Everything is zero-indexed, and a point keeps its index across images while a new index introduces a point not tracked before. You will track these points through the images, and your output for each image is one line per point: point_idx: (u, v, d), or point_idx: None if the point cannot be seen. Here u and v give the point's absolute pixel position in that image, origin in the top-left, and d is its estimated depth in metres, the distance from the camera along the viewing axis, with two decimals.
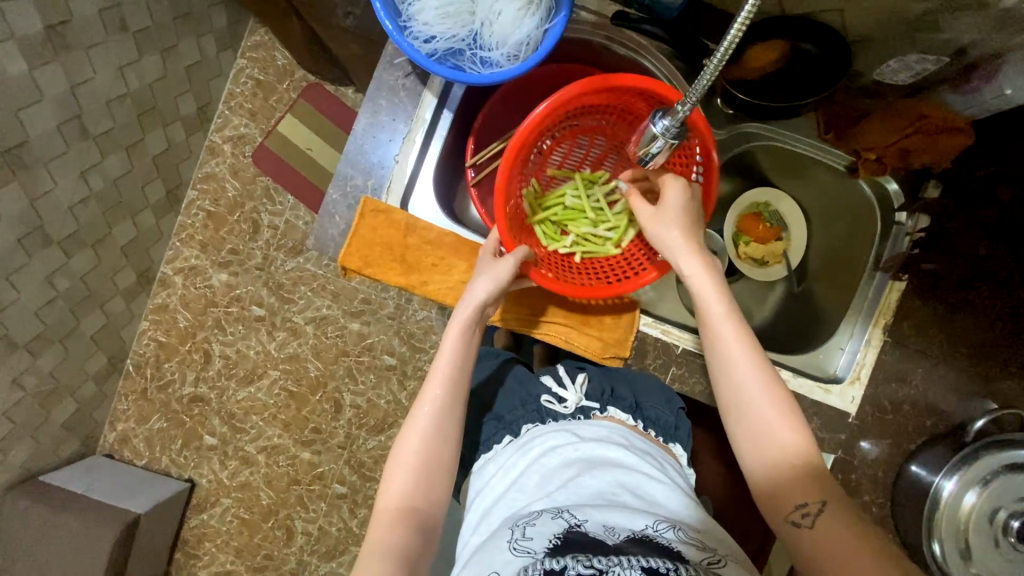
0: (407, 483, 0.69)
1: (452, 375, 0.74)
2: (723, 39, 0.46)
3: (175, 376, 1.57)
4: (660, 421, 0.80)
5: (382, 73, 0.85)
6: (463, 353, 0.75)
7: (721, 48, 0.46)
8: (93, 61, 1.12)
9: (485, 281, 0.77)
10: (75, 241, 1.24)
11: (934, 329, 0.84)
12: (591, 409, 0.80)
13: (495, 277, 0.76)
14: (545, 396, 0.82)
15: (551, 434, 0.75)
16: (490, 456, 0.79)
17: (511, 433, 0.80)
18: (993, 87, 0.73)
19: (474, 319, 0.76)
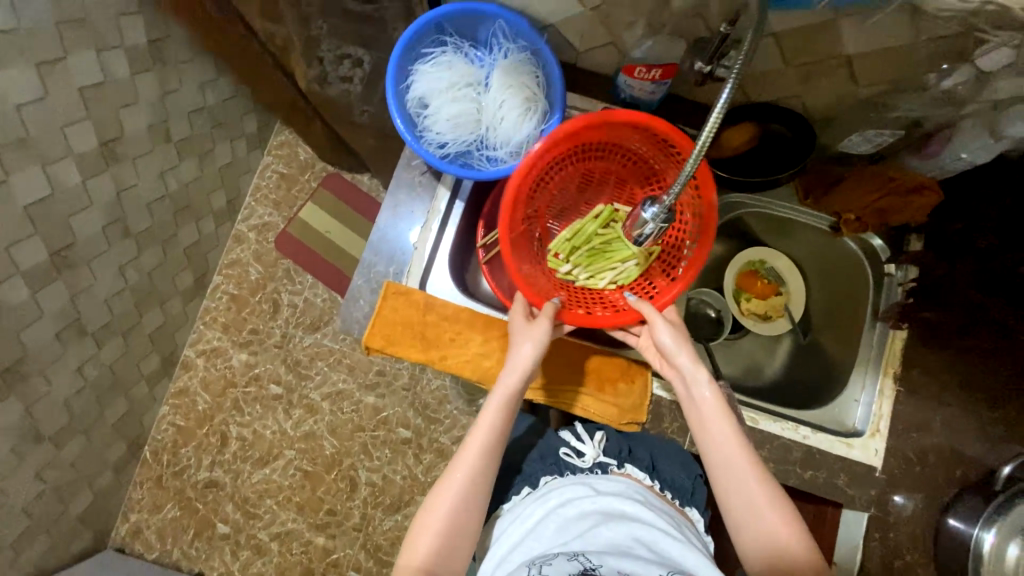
0: (431, 545, 0.69)
1: (488, 446, 0.73)
2: (702, 132, 0.55)
3: (191, 461, 1.57)
4: (679, 484, 0.81)
5: (401, 173, 0.95)
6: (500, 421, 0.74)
7: (701, 138, 0.55)
8: (139, 169, 1.26)
9: (527, 345, 0.76)
10: (107, 331, 1.32)
11: (947, 375, 0.85)
12: (609, 465, 0.81)
13: (536, 340, 0.76)
14: (564, 448, 0.84)
15: (569, 486, 0.76)
16: (509, 507, 0.80)
17: (529, 484, 0.81)
18: (950, 151, 0.79)
19: (519, 386, 0.76)
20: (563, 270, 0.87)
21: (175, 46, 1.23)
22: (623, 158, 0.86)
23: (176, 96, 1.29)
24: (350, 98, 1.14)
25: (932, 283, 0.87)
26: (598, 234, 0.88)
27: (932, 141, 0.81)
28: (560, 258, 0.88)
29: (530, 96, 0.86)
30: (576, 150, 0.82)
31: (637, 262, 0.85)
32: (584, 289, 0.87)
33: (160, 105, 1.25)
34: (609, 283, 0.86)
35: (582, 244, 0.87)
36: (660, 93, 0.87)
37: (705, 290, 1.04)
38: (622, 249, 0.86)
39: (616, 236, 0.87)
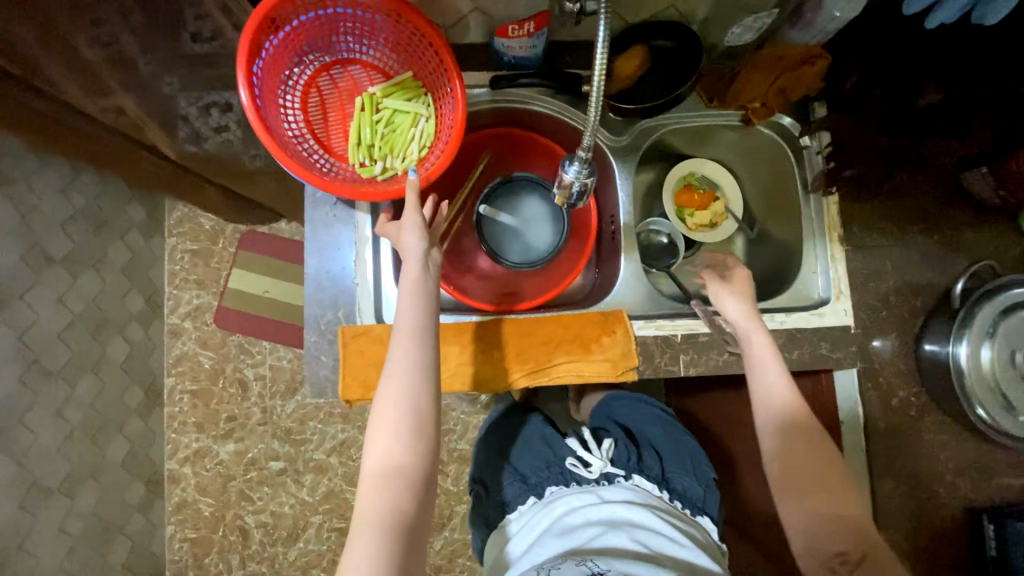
0: (387, 442, 0.67)
1: (415, 336, 0.71)
2: (594, 67, 0.54)
3: (219, 567, 1.52)
4: (689, 489, 0.87)
5: (311, 212, 0.88)
6: (421, 310, 0.73)
7: (595, 74, 0.54)
8: (32, 304, 1.14)
9: (411, 236, 0.76)
10: (73, 481, 1.22)
11: (883, 220, 0.91)
12: (615, 475, 0.84)
13: (415, 227, 0.76)
14: (570, 459, 0.87)
15: (575, 494, 0.80)
16: (516, 516, 0.84)
17: (535, 494, 0.85)
18: (824, 14, 0.80)
19: (421, 277, 0.75)
20: (379, 170, 0.81)
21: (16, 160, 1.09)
22: (327, 29, 0.77)
23: (41, 213, 1.16)
24: (233, 148, 1.04)
25: (841, 141, 0.90)
26: (376, 120, 0.81)
27: (807, 9, 0.82)
28: (368, 164, 0.82)
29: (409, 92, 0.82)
30: (281, 57, 0.75)
31: (427, 117, 0.82)
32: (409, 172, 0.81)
33: (25, 229, 1.13)
34: (421, 150, 0.81)
35: (372, 138, 0.81)
36: (541, 46, 0.84)
37: (650, 219, 1.05)
38: (404, 118, 0.81)
39: (392, 109, 0.81)
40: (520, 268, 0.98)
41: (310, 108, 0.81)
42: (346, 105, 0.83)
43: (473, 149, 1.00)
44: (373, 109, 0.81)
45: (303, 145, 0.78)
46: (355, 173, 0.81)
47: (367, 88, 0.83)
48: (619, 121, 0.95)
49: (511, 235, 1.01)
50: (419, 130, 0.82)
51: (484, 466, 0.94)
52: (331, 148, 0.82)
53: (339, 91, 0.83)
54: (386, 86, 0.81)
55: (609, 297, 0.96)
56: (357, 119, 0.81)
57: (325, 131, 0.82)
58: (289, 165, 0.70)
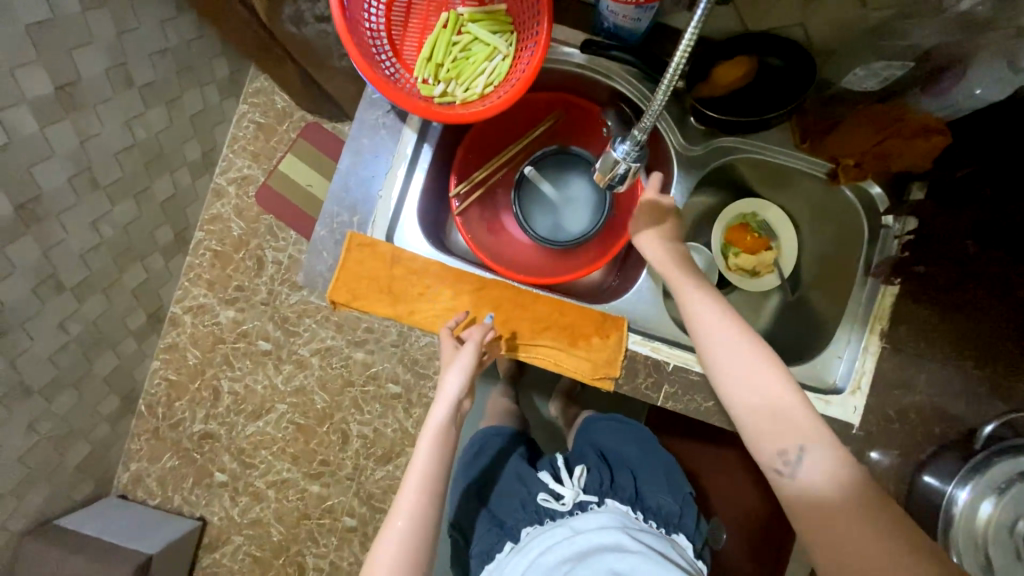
0: None
1: (427, 485, 0.75)
2: (677, 50, 0.48)
3: (185, 415, 1.63)
4: (665, 508, 0.86)
5: (362, 113, 0.87)
6: (439, 459, 0.76)
7: (680, 51, 0.49)
8: (102, 116, 1.21)
9: (454, 374, 0.78)
10: (86, 288, 1.32)
11: (935, 332, 0.82)
12: (589, 503, 0.83)
13: (461, 369, 0.78)
14: (543, 494, 0.85)
15: (550, 533, 0.79)
16: (494, 565, 0.81)
17: (511, 539, 0.83)
18: (963, 88, 0.71)
19: (447, 423, 0.77)
20: (438, 93, 0.78)
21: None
22: None
23: (134, 36, 1.21)
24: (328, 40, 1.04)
25: (927, 234, 0.82)
26: (454, 43, 0.79)
27: (945, 77, 0.72)
28: (430, 83, 0.79)
29: (497, 26, 0.79)
30: None
31: (504, 56, 0.78)
32: (467, 104, 0.78)
33: (117, 45, 1.18)
34: (486, 86, 0.78)
35: (444, 59, 0.78)
36: (646, 21, 0.78)
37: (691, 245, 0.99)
38: (482, 50, 0.79)
39: (473, 37, 0.79)
40: (541, 242, 0.95)
41: (394, 7, 0.78)
42: (431, 18, 0.81)
43: (543, 109, 0.97)
44: (454, 31, 0.78)
45: (375, 41, 0.76)
46: (414, 86, 0.78)
47: (457, 8, 0.81)
48: (698, 131, 0.89)
49: (546, 208, 0.97)
50: (492, 66, 0.78)
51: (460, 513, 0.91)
52: (401, 55, 0.79)
53: (429, 2, 0.81)
54: (476, 12, 0.78)
55: (617, 301, 0.92)
56: (436, 34, 0.78)
57: (402, 36, 0.80)
58: (353, 51, 0.68)
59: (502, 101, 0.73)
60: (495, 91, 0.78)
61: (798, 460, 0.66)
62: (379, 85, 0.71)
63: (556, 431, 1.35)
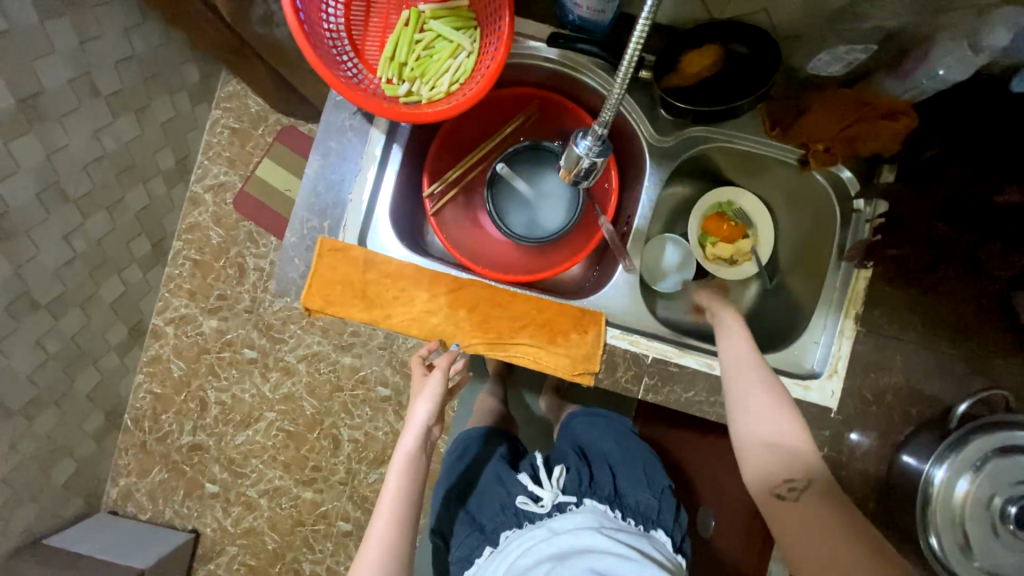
0: None
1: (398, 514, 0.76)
2: (632, 38, 0.49)
3: (173, 427, 1.61)
4: (642, 504, 0.86)
5: (328, 116, 0.85)
6: (409, 487, 0.78)
7: (632, 41, 0.49)
8: (68, 128, 1.18)
9: (421, 403, 0.81)
10: (62, 303, 1.29)
11: (909, 313, 0.83)
12: (568, 504, 0.82)
13: (428, 396, 0.80)
14: (522, 497, 0.85)
15: (528, 536, 0.79)
16: (474, 569, 0.82)
17: (491, 544, 0.83)
18: (925, 69, 0.71)
19: (417, 450, 0.80)
20: (403, 92, 0.77)
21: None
22: None
23: (98, 44, 1.18)
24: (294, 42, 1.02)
25: (898, 216, 0.81)
26: (416, 41, 0.77)
27: (908, 59, 0.73)
28: (395, 83, 0.77)
29: (459, 23, 0.77)
30: None
31: (468, 52, 0.77)
32: (433, 103, 0.77)
33: (80, 55, 1.15)
34: (451, 84, 0.77)
35: (407, 58, 0.77)
36: (611, 13, 0.77)
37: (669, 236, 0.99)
38: (446, 47, 0.77)
39: (436, 34, 0.77)
40: (517, 239, 0.93)
41: (353, 7, 0.77)
42: (392, 17, 0.79)
43: (514, 104, 0.96)
44: (416, 29, 0.77)
45: (334, 42, 0.74)
46: (378, 87, 0.77)
47: (419, 4, 0.79)
48: (669, 122, 0.88)
49: (521, 206, 0.96)
50: (457, 64, 0.77)
51: (440, 519, 0.93)
52: (363, 55, 0.78)
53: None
54: (438, 9, 0.77)
55: (595, 296, 0.92)
56: (397, 33, 0.77)
57: (363, 35, 0.78)
58: (309, 53, 0.67)
59: (467, 100, 0.73)
60: (462, 89, 0.77)
61: (801, 485, 0.64)
62: (340, 88, 0.69)
63: (545, 427, 1.35)
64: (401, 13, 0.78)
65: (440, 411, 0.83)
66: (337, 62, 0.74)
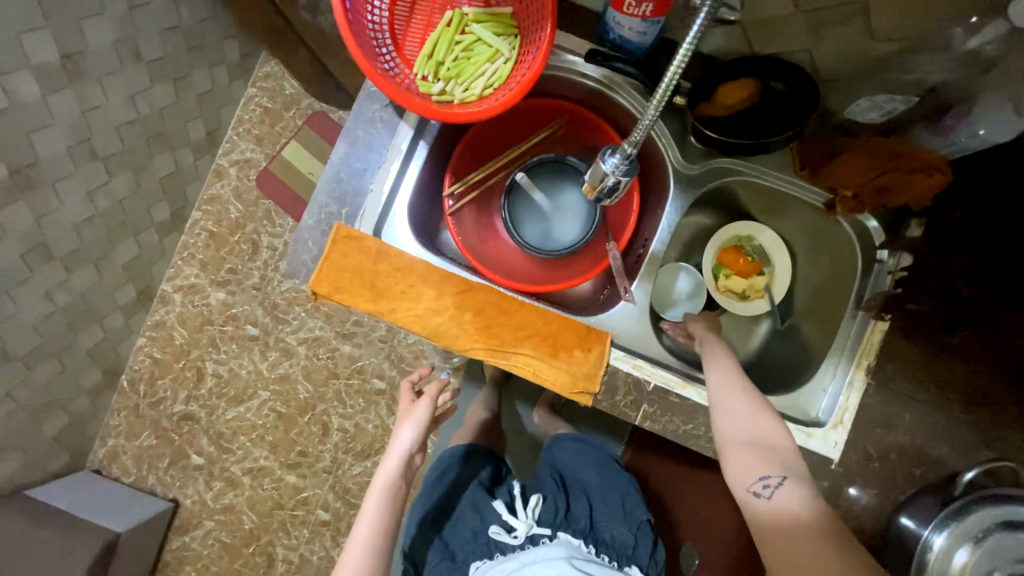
0: None
1: (374, 536, 0.78)
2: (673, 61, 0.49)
3: (167, 394, 1.62)
4: (618, 539, 0.85)
5: (360, 105, 0.86)
6: (387, 510, 0.80)
7: (673, 65, 0.49)
8: (106, 88, 1.20)
9: (407, 428, 0.86)
10: (77, 258, 1.31)
11: (922, 374, 0.80)
12: (541, 536, 0.82)
13: (415, 422, 0.86)
14: (494, 526, 0.84)
15: (497, 568, 0.78)
16: None
17: (462, 574, 0.82)
18: (966, 126, 0.70)
19: (399, 476, 0.83)
20: (437, 91, 0.77)
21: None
22: None
23: (146, 11, 1.21)
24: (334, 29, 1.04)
25: (923, 273, 0.80)
26: (456, 42, 0.78)
27: (949, 114, 0.72)
28: (429, 80, 0.78)
29: (500, 28, 0.78)
30: None
31: (506, 58, 0.78)
32: (464, 105, 0.77)
33: (127, 19, 1.18)
34: (485, 88, 0.77)
35: (445, 57, 0.78)
36: (653, 35, 0.77)
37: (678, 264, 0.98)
38: (484, 51, 0.78)
39: (476, 37, 0.78)
40: (530, 250, 0.93)
41: (398, 2, 0.77)
42: (436, 16, 0.80)
43: (545, 115, 0.96)
44: (457, 31, 0.78)
45: (375, 34, 0.75)
46: (413, 82, 0.77)
47: (463, 6, 0.80)
48: (697, 150, 0.87)
49: (536, 216, 0.96)
50: (493, 69, 0.77)
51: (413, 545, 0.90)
52: (402, 49, 0.78)
53: None
54: (481, 13, 0.77)
55: (603, 315, 0.91)
56: (438, 32, 0.77)
57: (404, 30, 0.79)
58: (350, 42, 0.67)
59: (499, 106, 0.73)
60: (495, 93, 0.77)
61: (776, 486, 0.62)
62: (374, 79, 0.70)
63: (535, 441, 1.34)
64: (445, 13, 0.79)
65: (425, 437, 0.87)
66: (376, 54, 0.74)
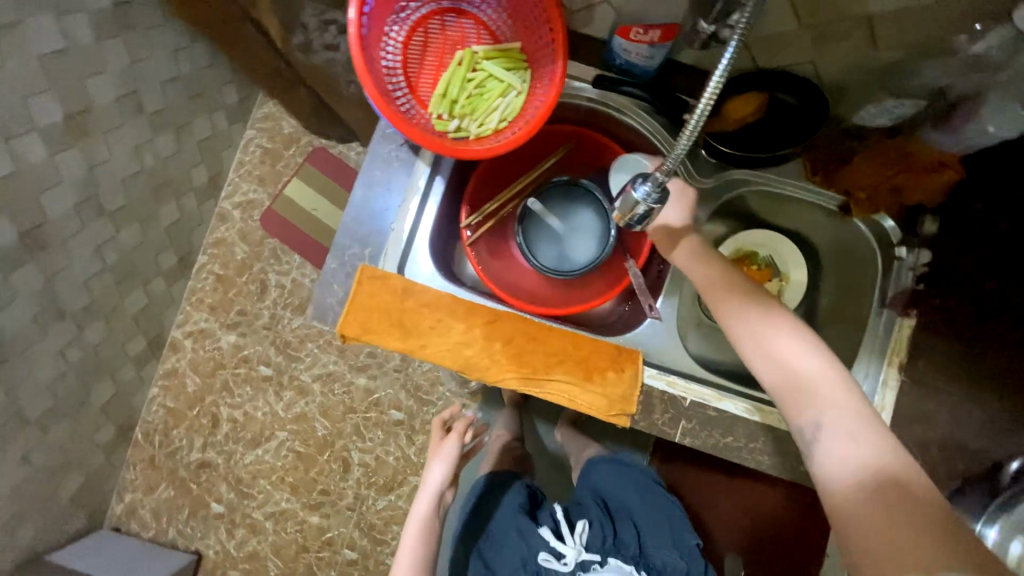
0: None
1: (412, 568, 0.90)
2: (706, 90, 0.50)
3: (182, 443, 1.59)
4: (669, 566, 0.84)
5: (377, 145, 0.87)
6: (424, 541, 0.92)
7: (705, 96, 0.50)
8: (111, 144, 1.21)
9: (437, 465, 0.99)
10: (89, 314, 1.30)
11: (954, 366, 0.80)
12: (591, 563, 0.84)
13: (444, 459, 0.99)
14: (544, 553, 0.85)
15: None
16: None
17: None
18: (975, 125, 0.72)
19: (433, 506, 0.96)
20: (453, 128, 0.79)
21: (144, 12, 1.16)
22: None
23: (147, 65, 1.23)
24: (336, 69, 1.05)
25: (945, 267, 0.81)
26: (469, 79, 0.79)
27: (957, 113, 0.73)
28: (445, 118, 0.79)
29: (510, 64, 0.80)
30: None
31: (518, 92, 0.79)
32: (480, 140, 0.79)
33: (129, 75, 1.20)
34: (500, 122, 0.79)
35: (459, 95, 0.79)
36: (658, 58, 0.79)
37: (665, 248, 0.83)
38: (497, 87, 0.79)
39: (488, 73, 0.79)
40: (550, 274, 0.94)
41: (411, 45, 0.79)
42: (446, 54, 0.81)
43: (554, 138, 0.97)
44: (469, 68, 0.79)
45: (391, 77, 0.76)
46: (429, 122, 0.78)
47: (472, 44, 0.81)
48: (710, 164, 0.89)
49: (552, 240, 0.97)
50: (507, 103, 0.79)
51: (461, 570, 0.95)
52: (416, 90, 0.80)
53: (444, 39, 0.81)
54: (492, 50, 0.79)
55: (630, 334, 0.91)
56: (451, 70, 0.79)
57: (418, 71, 0.80)
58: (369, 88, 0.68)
59: (516, 139, 0.74)
60: (511, 126, 0.79)
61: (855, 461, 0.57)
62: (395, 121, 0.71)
63: (563, 460, 1.33)
64: (455, 52, 0.80)
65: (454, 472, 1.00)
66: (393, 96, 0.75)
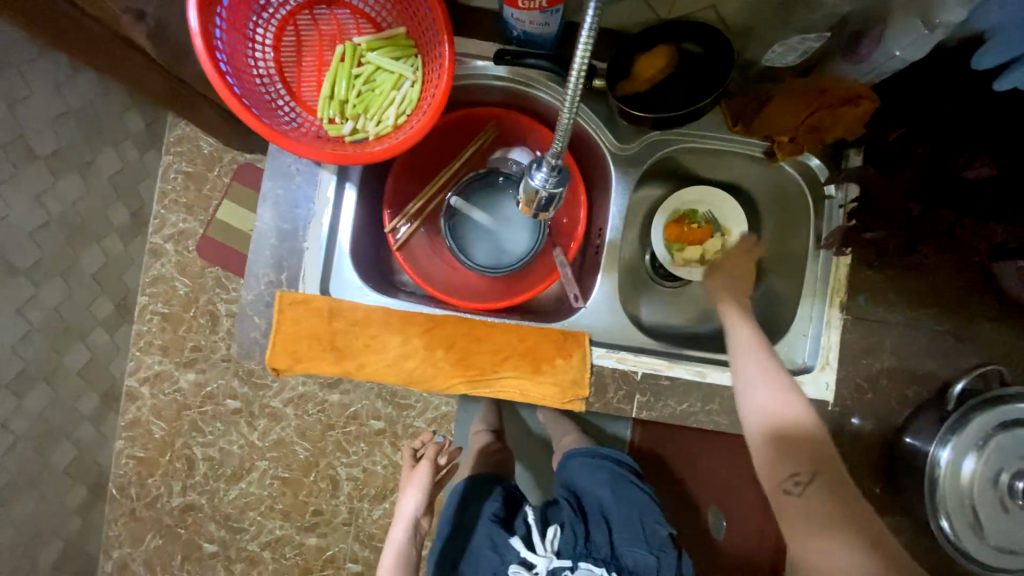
0: None
1: None
2: (575, 59, 0.42)
3: (161, 490, 1.53)
4: (641, 564, 0.85)
5: (274, 161, 0.80)
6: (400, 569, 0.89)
7: (575, 67, 0.43)
8: (6, 196, 1.10)
9: (410, 496, 0.98)
10: (24, 380, 1.21)
11: (892, 295, 0.82)
12: (563, 570, 0.84)
13: (416, 488, 0.98)
14: (515, 564, 0.85)
15: None
16: None
17: None
18: (881, 50, 0.69)
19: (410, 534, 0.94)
20: (348, 131, 0.73)
21: (12, 47, 1.04)
22: None
23: (28, 104, 1.11)
24: None
25: (871, 199, 0.78)
26: (355, 75, 0.73)
27: (864, 41, 0.71)
28: (338, 122, 0.73)
29: (398, 52, 0.73)
30: None
31: (412, 81, 0.73)
32: (380, 138, 0.73)
33: (9, 117, 1.08)
34: (398, 116, 0.73)
35: (348, 94, 0.73)
36: (555, 24, 0.74)
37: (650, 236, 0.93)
38: (388, 79, 0.73)
39: (375, 66, 0.73)
40: (485, 272, 0.90)
41: (282, 50, 0.73)
42: (326, 52, 0.75)
43: (469, 124, 0.92)
44: (353, 64, 0.73)
45: (266, 89, 0.70)
46: (321, 129, 0.73)
47: (353, 36, 0.75)
48: (630, 129, 0.86)
49: (482, 236, 0.92)
50: (402, 95, 0.73)
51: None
52: (300, 97, 0.74)
53: (320, 35, 0.75)
54: (375, 40, 0.73)
55: (573, 317, 0.88)
56: (335, 70, 0.73)
57: (297, 76, 0.74)
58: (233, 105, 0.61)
59: (414, 135, 0.69)
60: (410, 119, 0.72)
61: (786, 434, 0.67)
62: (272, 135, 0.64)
63: (546, 441, 1.32)
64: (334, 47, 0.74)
65: (429, 500, 0.99)
66: (271, 108, 0.69)
